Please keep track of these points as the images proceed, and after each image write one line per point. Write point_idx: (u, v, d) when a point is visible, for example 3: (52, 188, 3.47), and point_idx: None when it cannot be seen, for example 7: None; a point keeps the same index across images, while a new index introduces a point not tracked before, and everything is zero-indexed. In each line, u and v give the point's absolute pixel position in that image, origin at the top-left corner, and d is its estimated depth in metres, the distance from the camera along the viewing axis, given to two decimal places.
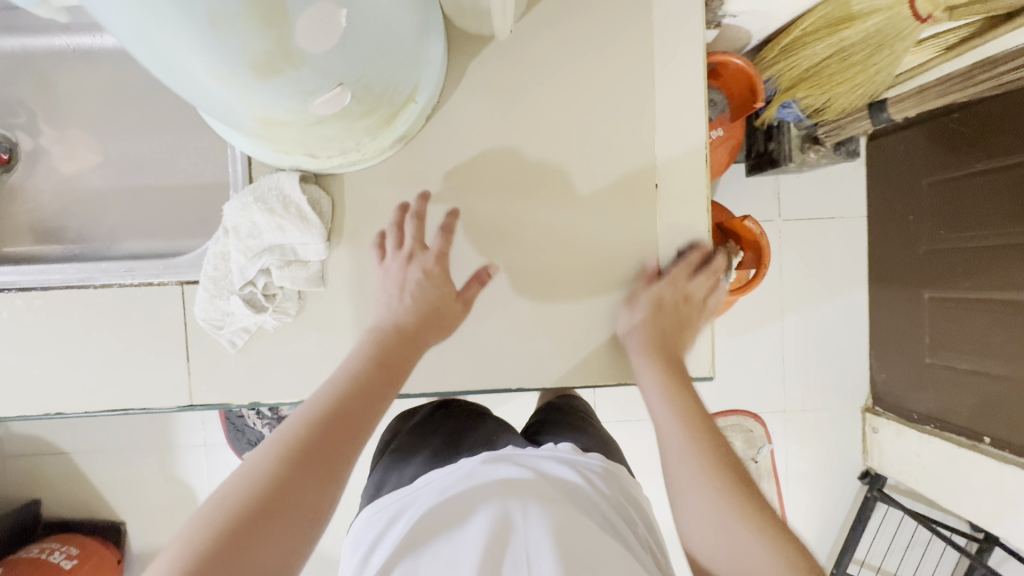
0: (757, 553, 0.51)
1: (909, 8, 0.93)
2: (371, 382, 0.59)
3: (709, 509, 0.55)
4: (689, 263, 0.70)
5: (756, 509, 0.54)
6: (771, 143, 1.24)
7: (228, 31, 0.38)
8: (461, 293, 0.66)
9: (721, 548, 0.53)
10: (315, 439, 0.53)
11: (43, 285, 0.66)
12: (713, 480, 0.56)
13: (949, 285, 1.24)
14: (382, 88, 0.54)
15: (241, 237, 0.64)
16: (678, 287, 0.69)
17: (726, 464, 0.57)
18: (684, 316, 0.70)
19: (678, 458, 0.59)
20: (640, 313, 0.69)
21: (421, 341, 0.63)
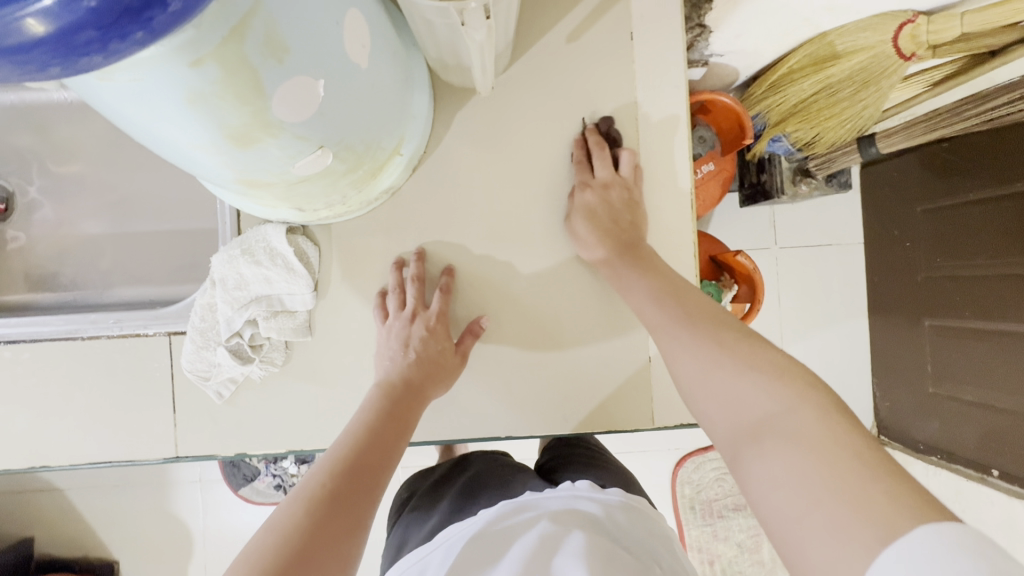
0: (760, 393, 0.47)
1: (892, 46, 0.94)
2: (386, 432, 0.59)
3: (697, 373, 0.53)
4: (581, 158, 0.69)
5: (751, 352, 0.51)
6: (763, 174, 1.25)
7: (204, 109, 0.39)
8: (458, 346, 0.68)
9: (721, 407, 0.50)
10: (338, 483, 0.52)
11: (31, 337, 0.66)
12: (697, 345, 0.54)
13: (947, 313, 1.22)
14: (366, 146, 0.55)
15: (228, 290, 0.64)
16: (592, 184, 0.68)
17: (701, 321, 0.56)
18: (621, 197, 0.68)
19: (668, 337, 0.57)
20: (581, 227, 0.67)
21: (427, 393, 0.64)
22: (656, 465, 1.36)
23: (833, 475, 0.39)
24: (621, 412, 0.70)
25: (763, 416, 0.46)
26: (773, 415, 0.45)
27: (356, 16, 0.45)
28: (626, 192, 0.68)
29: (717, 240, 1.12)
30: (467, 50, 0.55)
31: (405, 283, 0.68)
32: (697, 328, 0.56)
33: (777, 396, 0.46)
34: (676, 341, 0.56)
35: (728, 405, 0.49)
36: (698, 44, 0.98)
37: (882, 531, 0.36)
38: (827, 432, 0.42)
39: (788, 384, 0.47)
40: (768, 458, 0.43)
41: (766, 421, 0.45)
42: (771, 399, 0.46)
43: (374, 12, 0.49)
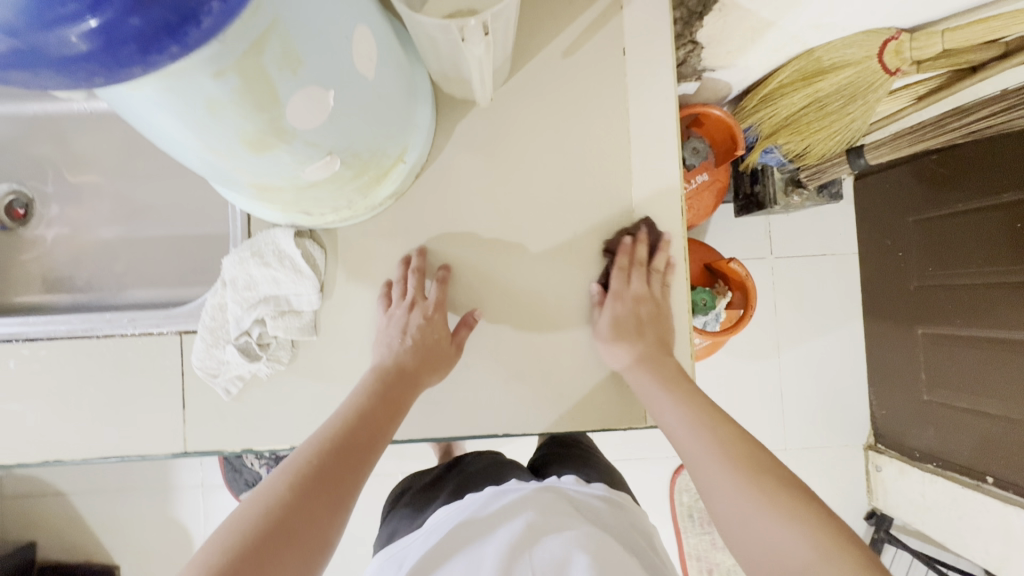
0: (797, 539, 0.51)
1: (877, 62, 0.98)
2: (377, 415, 0.61)
3: (738, 509, 0.56)
4: (627, 262, 0.73)
5: (786, 493, 0.55)
6: (756, 185, 1.28)
7: (224, 116, 0.42)
8: (454, 336, 0.71)
9: (758, 549, 0.53)
10: (327, 462, 0.55)
11: (48, 335, 0.69)
12: (740, 480, 0.57)
13: (941, 321, 1.24)
14: (372, 153, 0.58)
15: (238, 290, 0.67)
16: (627, 294, 0.71)
17: (741, 452, 0.59)
18: (647, 309, 0.72)
19: (704, 468, 0.60)
20: (608, 333, 0.70)
21: (422, 382, 0.67)
22: (654, 471, 1.38)
23: None
24: (614, 411, 0.73)
25: (801, 565, 0.50)
26: (811, 562, 0.49)
27: (364, 32, 0.49)
28: (653, 305, 0.73)
29: (712, 248, 1.15)
30: (467, 65, 0.59)
31: (404, 275, 0.71)
32: (732, 459, 0.59)
33: (814, 544, 0.50)
34: (714, 474, 0.59)
35: (766, 547, 0.52)
36: (690, 59, 1.01)
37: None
38: None
39: (823, 531, 0.51)
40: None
41: (806, 569, 0.50)
42: (808, 547, 0.50)
43: (381, 29, 0.53)
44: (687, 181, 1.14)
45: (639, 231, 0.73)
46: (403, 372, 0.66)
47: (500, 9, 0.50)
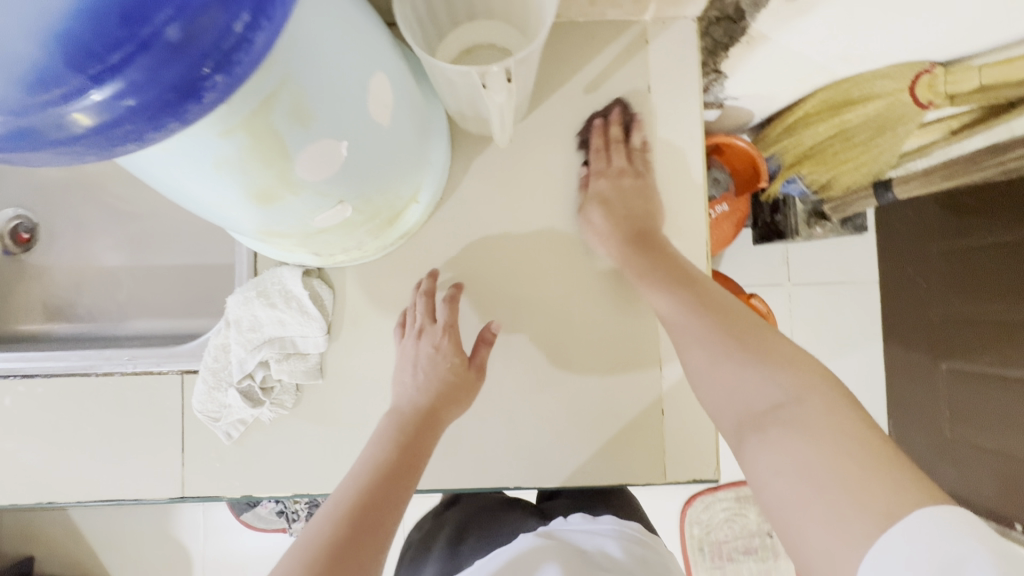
0: (768, 384, 0.50)
1: (909, 95, 0.94)
2: (394, 469, 0.57)
3: (707, 361, 0.55)
4: (599, 144, 0.70)
5: (760, 338, 0.54)
6: (776, 215, 1.24)
7: (229, 173, 0.39)
8: (474, 360, 0.66)
9: (728, 393, 0.53)
10: (347, 529, 0.50)
11: (46, 372, 0.67)
12: (710, 334, 0.55)
13: (969, 357, 1.19)
14: (384, 199, 0.56)
15: (242, 331, 0.64)
16: (608, 172, 0.69)
17: (712, 306, 0.58)
18: (631, 187, 0.69)
19: (680, 315, 0.58)
20: (595, 215, 0.68)
21: (442, 425, 0.63)
22: (664, 502, 1.34)
23: (838, 468, 0.42)
24: (630, 464, 0.69)
25: (772, 407, 0.49)
26: (779, 402, 0.49)
27: (381, 77, 0.46)
28: (638, 180, 0.69)
29: (731, 281, 1.11)
30: (488, 108, 0.56)
31: (415, 303, 0.67)
32: (708, 311, 0.57)
33: (786, 385, 0.49)
34: (687, 323, 0.58)
35: (737, 394, 0.52)
36: (714, 87, 0.98)
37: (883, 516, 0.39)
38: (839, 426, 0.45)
39: (798, 373, 0.50)
40: (774, 440, 0.47)
41: (776, 407, 0.49)
42: (781, 389, 0.49)
43: (399, 72, 0.50)
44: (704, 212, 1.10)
45: (613, 115, 0.70)
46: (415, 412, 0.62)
47: (526, 55, 0.48)
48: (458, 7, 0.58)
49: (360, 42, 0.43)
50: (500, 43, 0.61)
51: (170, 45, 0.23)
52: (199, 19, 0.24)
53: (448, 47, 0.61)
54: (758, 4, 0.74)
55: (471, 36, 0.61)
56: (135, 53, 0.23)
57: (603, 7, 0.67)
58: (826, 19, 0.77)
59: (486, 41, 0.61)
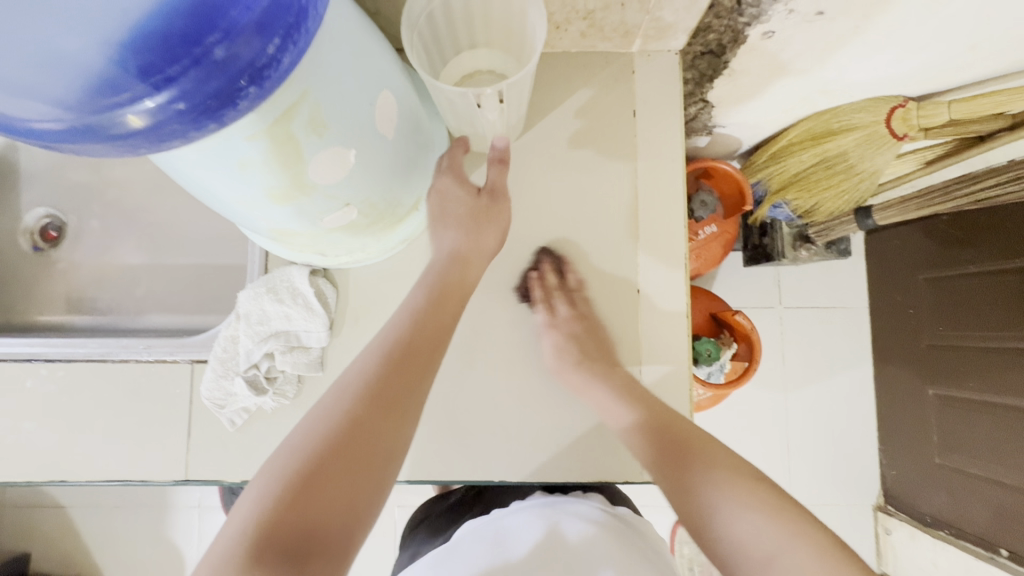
0: (765, 529, 0.51)
1: (885, 127, 0.99)
2: (433, 308, 0.60)
3: (714, 499, 0.54)
4: (542, 294, 0.75)
5: (750, 481, 0.55)
6: (765, 237, 1.30)
7: (252, 173, 0.45)
8: (490, 190, 0.67)
9: (722, 541, 0.52)
10: (389, 365, 0.54)
11: (67, 357, 0.72)
12: (727, 479, 0.55)
13: (955, 383, 1.22)
14: (387, 204, 0.61)
15: (251, 324, 0.69)
16: (560, 317, 0.73)
17: (724, 454, 0.58)
18: (578, 326, 0.73)
19: (688, 462, 0.58)
20: (559, 359, 0.71)
21: (480, 257, 0.66)
22: (653, 519, 1.35)
23: None
24: (612, 462, 0.73)
25: (772, 559, 0.49)
26: (779, 551, 0.49)
27: (387, 96, 0.52)
28: (587, 316, 0.74)
29: (717, 298, 1.15)
30: (484, 118, 0.62)
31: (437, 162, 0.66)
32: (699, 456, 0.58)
33: (782, 535, 0.50)
34: (683, 475, 0.57)
35: (734, 549, 0.51)
36: (701, 115, 1.05)
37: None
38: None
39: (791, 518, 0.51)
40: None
41: (775, 555, 0.49)
42: (778, 537, 0.50)
43: (405, 91, 0.57)
44: (693, 233, 1.15)
45: (542, 264, 0.76)
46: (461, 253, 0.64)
47: (518, 79, 0.54)
48: (461, 35, 0.65)
49: (370, 66, 0.49)
50: (498, 69, 0.66)
51: (216, 62, 0.29)
52: (239, 43, 0.29)
53: (451, 71, 0.67)
54: (738, 41, 0.80)
55: (472, 62, 0.67)
56: (188, 67, 0.28)
57: (593, 41, 0.74)
58: (802, 56, 0.84)
59: (485, 64, 0.67)
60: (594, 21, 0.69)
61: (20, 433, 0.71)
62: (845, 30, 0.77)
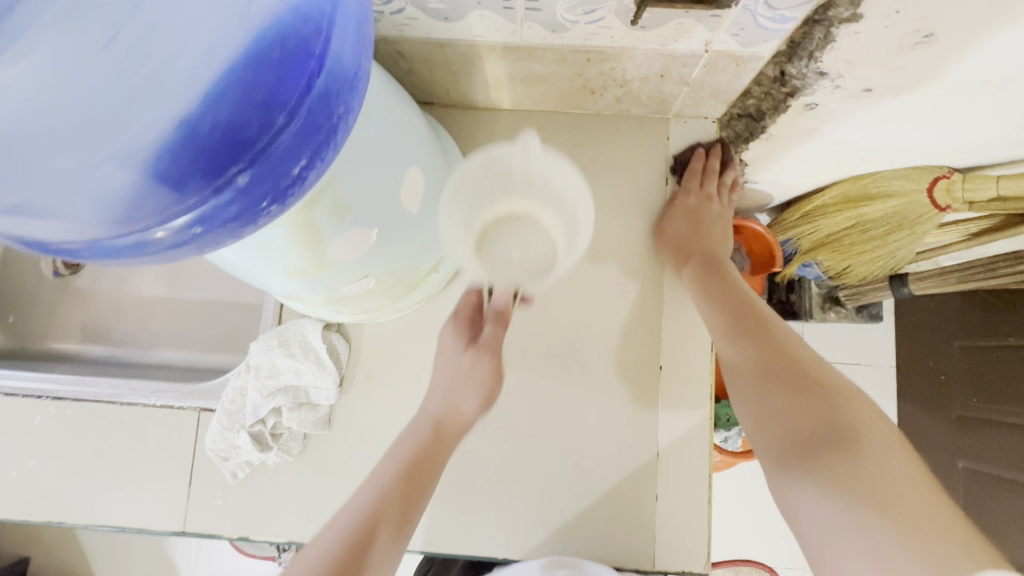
0: (819, 415, 0.53)
1: (927, 197, 0.94)
2: (402, 489, 0.57)
3: (767, 385, 0.58)
4: (699, 169, 0.75)
5: (810, 375, 0.57)
6: (792, 295, 1.26)
7: (271, 254, 0.43)
8: (487, 337, 0.65)
9: (774, 423, 0.56)
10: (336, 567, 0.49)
11: (75, 396, 0.71)
12: (785, 369, 0.59)
13: (987, 459, 1.15)
14: (406, 272, 0.59)
15: (260, 377, 0.67)
16: (697, 193, 0.74)
17: (786, 347, 0.61)
18: (714, 214, 0.74)
19: (751, 349, 0.62)
20: (678, 224, 0.73)
21: (456, 429, 0.63)
22: None
23: (884, 492, 0.46)
24: (622, 546, 0.69)
25: (820, 435, 0.52)
26: (834, 439, 0.51)
27: (413, 172, 0.51)
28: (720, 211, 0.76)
29: None
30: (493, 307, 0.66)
31: (460, 310, 0.68)
32: (768, 352, 0.61)
33: (840, 416, 0.53)
34: (744, 359, 0.62)
35: (779, 428, 0.55)
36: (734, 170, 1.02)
37: (933, 561, 0.42)
38: (891, 462, 0.48)
39: (856, 417, 0.52)
40: (822, 468, 0.50)
41: (824, 433, 0.52)
42: (833, 417, 0.53)
43: (431, 164, 0.55)
44: None
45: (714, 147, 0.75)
46: (442, 425, 0.63)
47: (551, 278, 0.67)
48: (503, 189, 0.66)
49: (399, 143, 0.48)
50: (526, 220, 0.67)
51: (239, 188, 0.27)
52: (278, 136, 0.27)
53: (485, 210, 0.66)
54: (779, 108, 0.77)
55: (498, 211, 0.67)
56: (208, 195, 0.26)
57: (627, 106, 0.72)
58: (843, 127, 0.81)
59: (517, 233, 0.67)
60: (630, 89, 0.68)
61: (23, 469, 0.70)
62: (891, 107, 0.74)
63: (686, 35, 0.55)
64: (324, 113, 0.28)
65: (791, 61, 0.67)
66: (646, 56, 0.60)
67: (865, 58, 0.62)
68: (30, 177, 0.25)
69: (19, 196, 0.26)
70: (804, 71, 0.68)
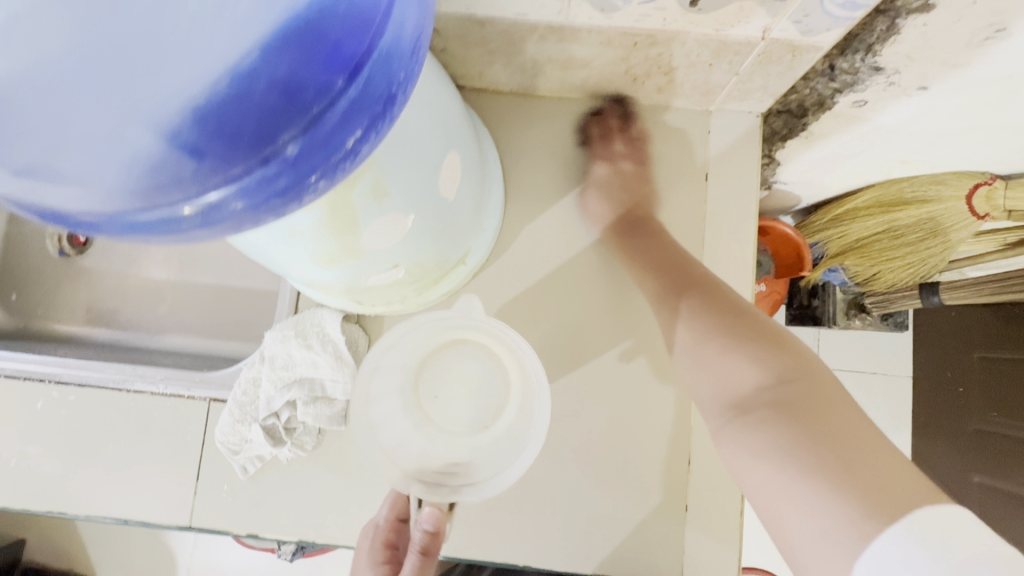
0: (750, 370, 0.52)
1: (965, 204, 0.91)
2: None
3: (698, 342, 0.56)
4: (599, 134, 0.72)
5: (742, 326, 0.55)
6: (814, 299, 1.23)
7: (301, 238, 0.40)
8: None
9: (711, 380, 0.54)
10: None
11: (79, 381, 0.68)
12: (714, 321, 0.56)
13: (1007, 476, 1.10)
14: (435, 263, 0.56)
15: (275, 368, 0.65)
16: (608, 159, 0.72)
17: (718, 299, 0.58)
18: (627, 176, 0.71)
19: (685, 308, 0.59)
20: (594, 199, 0.72)
21: None
22: None
23: (815, 443, 0.45)
24: (647, 559, 0.66)
25: (751, 393, 0.51)
26: (772, 392, 0.50)
27: (452, 156, 0.47)
28: (637, 172, 0.72)
29: None
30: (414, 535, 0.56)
31: (382, 532, 0.61)
32: (712, 304, 0.58)
33: (770, 368, 0.51)
34: (677, 317, 0.59)
35: (714, 387, 0.54)
36: (764, 171, 0.98)
37: (871, 506, 0.41)
38: (818, 407, 0.48)
39: (788, 363, 0.51)
40: (755, 427, 0.49)
41: (755, 390, 0.51)
42: (763, 369, 0.51)
43: (468, 148, 0.52)
44: None
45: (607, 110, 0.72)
46: None
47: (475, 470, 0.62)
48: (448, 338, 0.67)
49: (440, 123, 0.45)
50: (473, 375, 0.66)
51: (287, 160, 0.24)
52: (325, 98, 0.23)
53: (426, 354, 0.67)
54: (824, 105, 0.74)
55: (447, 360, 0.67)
56: (254, 166, 0.23)
57: (669, 95, 0.69)
58: (887, 127, 0.77)
59: (465, 378, 0.66)
60: (674, 77, 0.64)
61: (21, 455, 0.67)
62: (944, 107, 0.70)
63: (744, 20, 0.52)
64: (385, 79, 0.25)
65: (842, 54, 0.64)
66: (697, 42, 0.56)
67: (926, 53, 0.59)
68: (62, 138, 0.22)
69: (44, 159, 0.23)
70: (858, 65, 0.64)
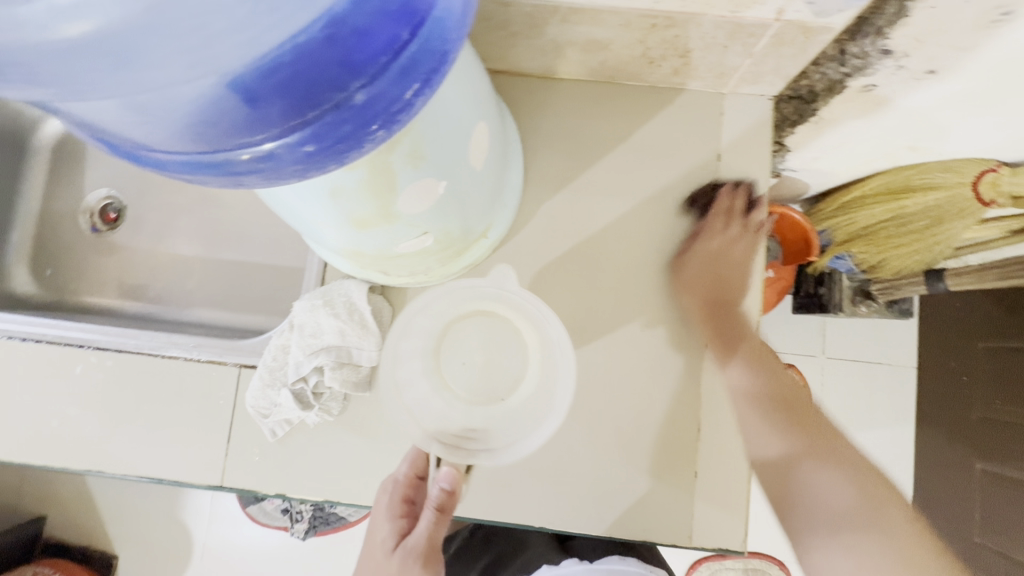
0: (837, 485, 0.64)
1: (970, 191, 0.91)
2: None
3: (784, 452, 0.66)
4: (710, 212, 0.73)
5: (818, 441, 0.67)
6: (821, 287, 1.26)
7: (344, 198, 0.43)
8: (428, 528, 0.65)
9: (797, 489, 0.65)
10: None
11: (117, 347, 0.72)
12: (794, 435, 0.67)
13: (1009, 461, 1.12)
14: (460, 234, 0.59)
15: (304, 336, 0.68)
16: (714, 237, 0.73)
17: (794, 409, 0.69)
18: (730, 253, 0.74)
19: (769, 417, 0.68)
20: (690, 273, 0.71)
21: None
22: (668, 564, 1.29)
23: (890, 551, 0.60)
24: (658, 523, 0.68)
25: (841, 506, 0.63)
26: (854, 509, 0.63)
27: (482, 127, 0.50)
28: (734, 248, 0.74)
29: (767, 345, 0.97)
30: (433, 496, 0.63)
31: (397, 488, 0.67)
32: (781, 411, 0.68)
33: (852, 486, 0.64)
34: (764, 422, 0.68)
35: (808, 496, 0.64)
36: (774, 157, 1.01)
37: None
38: (885, 518, 0.62)
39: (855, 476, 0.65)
40: (841, 537, 0.62)
41: (839, 504, 0.63)
42: (846, 486, 0.64)
43: (494, 121, 0.54)
44: None
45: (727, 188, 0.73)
46: None
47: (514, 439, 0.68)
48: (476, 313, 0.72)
49: (471, 94, 0.47)
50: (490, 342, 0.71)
51: (355, 106, 0.29)
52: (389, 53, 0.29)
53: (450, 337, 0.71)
54: (833, 89, 0.76)
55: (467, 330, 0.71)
56: (327, 111, 0.29)
57: (685, 78, 0.71)
58: (896, 112, 0.79)
59: (476, 347, 0.70)
60: (690, 59, 0.66)
61: (60, 417, 0.71)
62: (952, 91, 0.71)
63: (759, 2, 0.54)
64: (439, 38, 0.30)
65: (853, 39, 0.65)
66: (713, 24, 0.58)
67: (936, 35, 0.61)
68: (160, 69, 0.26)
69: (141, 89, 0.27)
70: (868, 49, 0.66)
